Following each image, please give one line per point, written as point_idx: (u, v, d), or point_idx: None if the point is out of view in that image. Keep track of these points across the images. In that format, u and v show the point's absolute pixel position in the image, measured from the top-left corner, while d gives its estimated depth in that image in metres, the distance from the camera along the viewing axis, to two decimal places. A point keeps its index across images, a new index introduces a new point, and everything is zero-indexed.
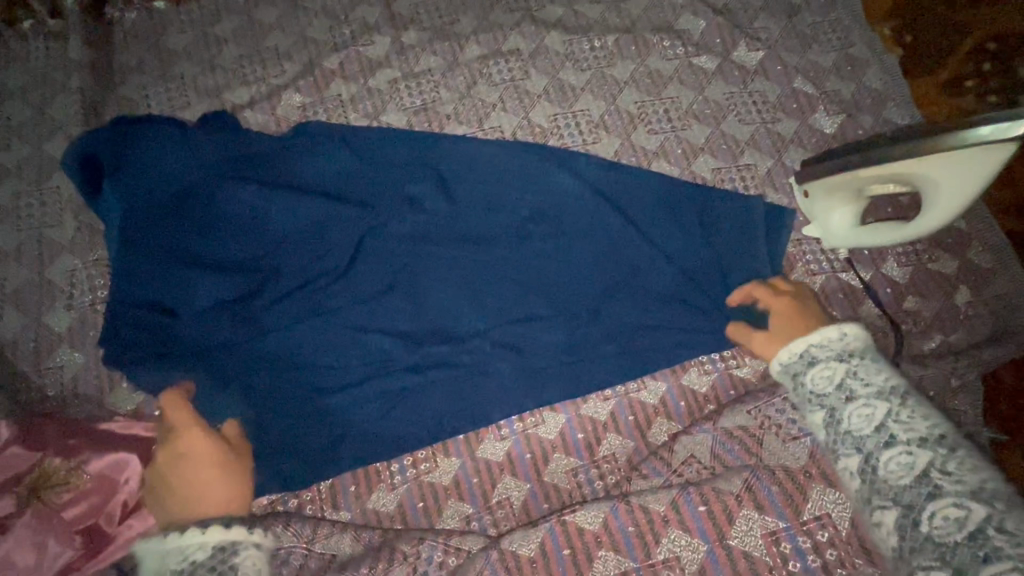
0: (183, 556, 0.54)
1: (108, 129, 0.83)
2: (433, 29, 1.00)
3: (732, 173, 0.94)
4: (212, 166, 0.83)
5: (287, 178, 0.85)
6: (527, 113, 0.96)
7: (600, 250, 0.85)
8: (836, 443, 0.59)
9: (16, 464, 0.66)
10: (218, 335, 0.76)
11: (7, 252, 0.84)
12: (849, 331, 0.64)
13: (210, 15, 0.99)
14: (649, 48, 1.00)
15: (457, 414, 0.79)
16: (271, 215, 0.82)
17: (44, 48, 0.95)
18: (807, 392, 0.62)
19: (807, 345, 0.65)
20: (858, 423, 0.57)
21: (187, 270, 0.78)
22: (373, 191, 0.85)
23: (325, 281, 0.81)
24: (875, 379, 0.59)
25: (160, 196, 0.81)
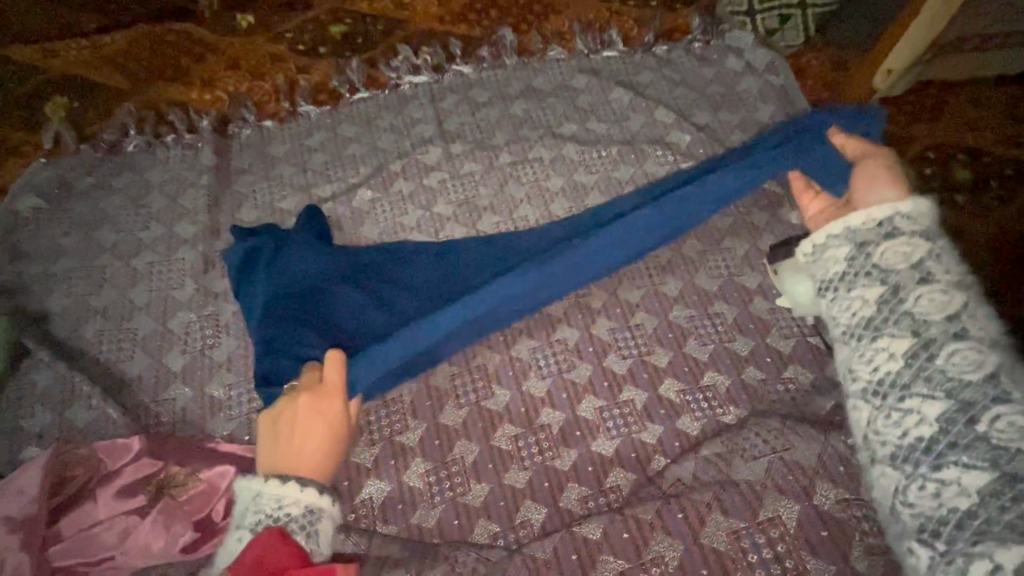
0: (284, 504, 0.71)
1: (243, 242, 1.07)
2: (475, 141, 1.28)
3: (715, 254, 1.15)
4: (330, 269, 1.02)
5: (389, 278, 1.04)
6: (548, 206, 1.20)
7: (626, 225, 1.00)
8: (880, 323, 0.69)
9: (146, 469, 0.85)
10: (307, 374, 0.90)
11: (140, 306, 1.08)
12: (931, 213, 0.74)
13: (304, 130, 1.29)
14: (646, 157, 1.26)
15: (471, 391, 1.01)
16: (378, 313, 0.98)
17: (180, 154, 1.25)
18: (874, 266, 0.71)
19: (894, 211, 0.74)
20: (925, 306, 0.66)
21: (299, 330, 0.93)
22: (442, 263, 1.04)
23: (397, 301, 1.00)
24: (953, 279, 0.69)
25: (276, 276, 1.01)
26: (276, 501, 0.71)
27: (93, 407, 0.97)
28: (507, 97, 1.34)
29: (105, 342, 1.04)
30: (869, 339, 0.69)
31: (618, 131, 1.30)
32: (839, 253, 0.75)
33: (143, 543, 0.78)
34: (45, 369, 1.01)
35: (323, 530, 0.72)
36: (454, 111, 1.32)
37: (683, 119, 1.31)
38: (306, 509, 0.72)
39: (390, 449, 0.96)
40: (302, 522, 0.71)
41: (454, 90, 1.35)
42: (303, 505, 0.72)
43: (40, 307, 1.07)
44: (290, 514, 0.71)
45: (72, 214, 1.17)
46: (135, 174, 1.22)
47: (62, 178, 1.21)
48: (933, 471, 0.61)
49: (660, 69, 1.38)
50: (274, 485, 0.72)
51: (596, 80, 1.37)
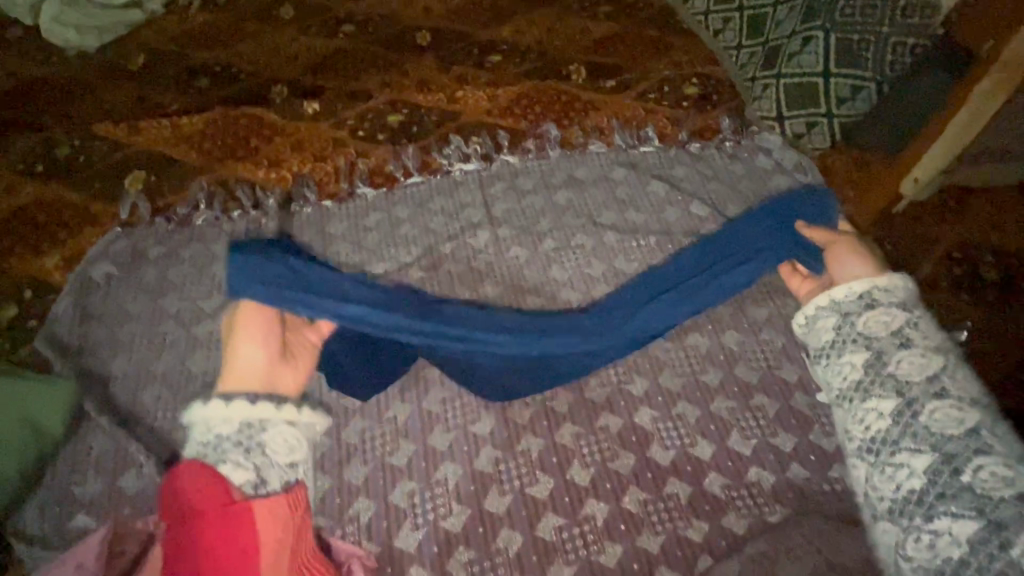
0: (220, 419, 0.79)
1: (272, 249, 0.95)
2: (520, 226, 1.35)
3: (754, 346, 1.18)
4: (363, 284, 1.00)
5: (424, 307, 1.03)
6: (591, 291, 1.25)
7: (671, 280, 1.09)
8: (872, 382, 0.77)
9: None
10: (281, 286, 0.89)
11: (196, 375, 1.12)
12: (909, 287, 0.85)
13: (361, 210, 1.38)
14: (683, 247, 1.32)
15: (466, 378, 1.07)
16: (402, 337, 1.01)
17: (244, 228, 1.33)
18: (858, 331, 0.82)
19: (876, 286, 0.85)
20: (903, 368, 0.76)
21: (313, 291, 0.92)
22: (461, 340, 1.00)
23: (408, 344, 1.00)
24: (933, 341, 0.79)
25: (278, 270, 0.90)
26: (205, 429, 0.79)
27: (144, 477, 0.99)
28: (550, 186, 1.43)
29: (161, 410, 1.08)
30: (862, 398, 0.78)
31: (656, 221, 1.37)
32: (829, 321, 0.86)
33: None
34: (102, 435, 1.04)
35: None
36: (501, 197, 1.40)
37: (718, 213, 1.38)
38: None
39: (434, 536, 0.96)
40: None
41: (501, 177, 1.44)
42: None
43: (102, 371, 1.12)
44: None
45: (141, 281, 1.25)
46: (202, 245, 1.30)
47: (135, 247, 1.29)
48: (928, 522, 0.66)
49: (694, 165, 1.47)
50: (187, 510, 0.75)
51: (634, 173, 1.46)
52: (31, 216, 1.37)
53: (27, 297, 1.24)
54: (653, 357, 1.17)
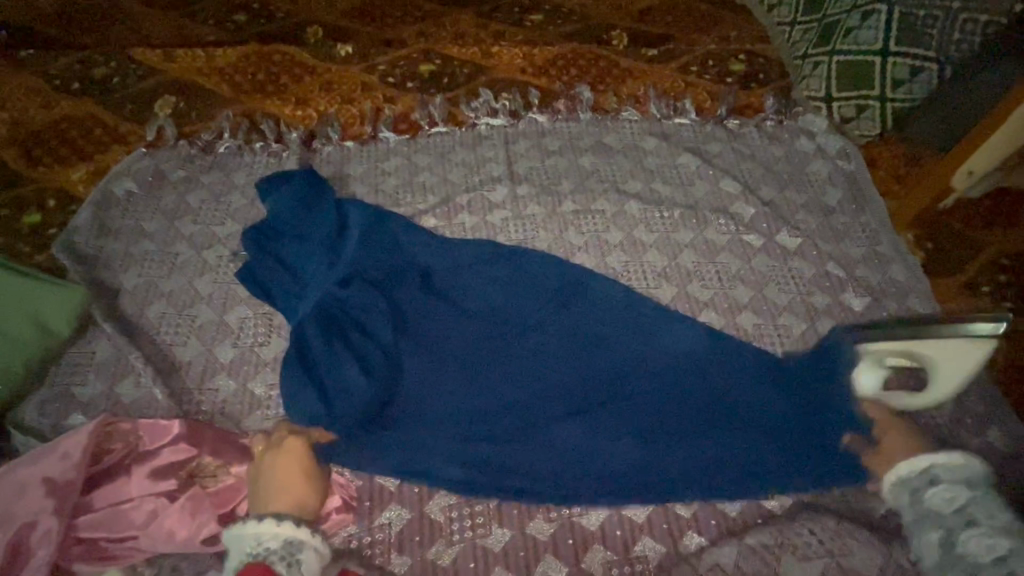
0: (259, 541, 0.75)
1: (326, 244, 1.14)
2: (541, 186, 1.31)
3: (770, 330, 1.13)
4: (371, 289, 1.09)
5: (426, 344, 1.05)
6: (605, 258, 1.21)
7: (658, 397, 1.00)
8: (927, 522, 0.80)
9: (182, 455, 0.86)
10: (301, 242, 1.14)
11: (202, 296, 1.13)
12: (973, 462, 0.82)
13: (382, 155, 1.36)
14: (708, 223, 1.27)
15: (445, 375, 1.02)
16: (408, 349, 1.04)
17: (266, 161, 1.33)
18: (925, 509, 0.80)
19: (929, 466, 0.82)
20: (936, 502, 0.80)
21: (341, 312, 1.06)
22: (438, 350, 1.05)
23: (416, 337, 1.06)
24: (999, 518, 0.76)
25: (317, 269, 1.11)
26: (254, 542, 0.75)
27: (141, 385, 1.01)
28: (577, 149, 1.38)
29: (164, 325, 1.09)
30: (926, 527, 0.79)
31: (682, 194, 1.31)
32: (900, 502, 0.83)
33: (164, 531, 0.79)
34: (105, 342, 1.05)
35: (305, 558, 0.75)
36: (524, 155, 1.36)
37: (749, 194, 1.31)
38: (285, 542, 0.75)
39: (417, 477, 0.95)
40: (283, 554, 0.74)
41: (527, 135, 1.40)
42: (281, 539, 0.75)
43: (113, 282, 1.14)
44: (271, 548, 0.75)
45: (159, 202, 1.26)
46: (222, 174, 1.31)
47: (157, 168, 1.30)
48: None
49: (729, 142, 1.41)
50: (252, 524, 0.76)
51: (666, 144, 1.40)
52: (63, 130, 1.39)
53: (51, 205, 1.26)
54: None
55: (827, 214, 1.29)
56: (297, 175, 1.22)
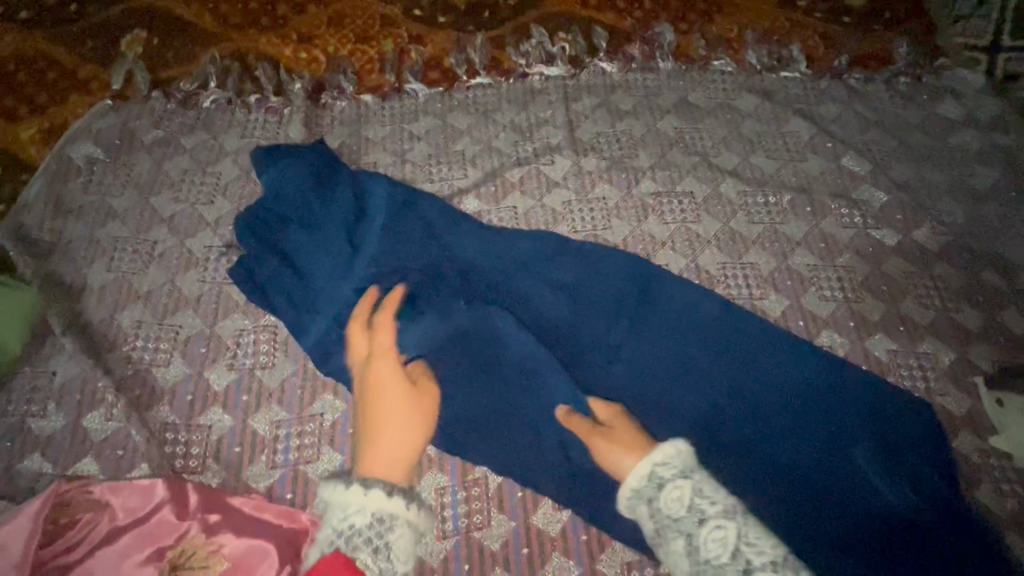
0: (345, 515, 0.60)
1: (347, 232, 0.89)
2: (612, 158, 1.03)
3: (910, 359, 0.88)
4: (404, 296, 0.85)
5: (473, 371, 0.83)
6: (697, 257, 0.95)
7: (757, 444, 0.81)
8: (661, 537, 0.58)
9: (163, 532, 0.66)
10: (318, 228, 0.89)
11: (188, 300, 0.89)
12: None
13: (410, 113, 1.07)
14: (826, 212, 0.99)
15: (498, 412, 0.81)
16: (452, 376, 0.82)
17: (263, 119, 1.05)
18: None
19: (651, 465, 0.60)
20: (673, 506, 0.58)
21: (360, 327, 0.83)
22: (496, 389, 0.82)
23: (459, 359, 0.83)
24: None
25: (332, 270, 0.86)
26: (342, 515, 0.60)
27: (113, 420, 0.80)
28: (657, 110, 1.09)
29: (141, 337, 0.86)
30: (665, 539, 0.58)
31: (792, 173, 1.03)
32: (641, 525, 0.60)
33: None
34: (67, 361, 0.83)
35: (396, 542, 0.59)
36: (590, 116, 1.07)
37: (879, 174, 1.02)
38: (373, 519, 0.59)
39: (463, 550, 0.75)
40: (370, 534, 0.59)
41: (592, 90, 1.10)
42: (370, 514, 0.59)
43: (76, 279, 0.90)
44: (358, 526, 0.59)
45: (130, 172, 1.00)
46: (208, 135, 1.04)
47: (128, 128, 1.03)
48: None
49: (850, 103, 1.10)
50: (342, 489, 0.61)
51: (769, 105, 1.10)
52: (10, 73, 1.11)
53: None
54: None
55: (979, 203, 1.01)
56: (298, 148, 0.97)
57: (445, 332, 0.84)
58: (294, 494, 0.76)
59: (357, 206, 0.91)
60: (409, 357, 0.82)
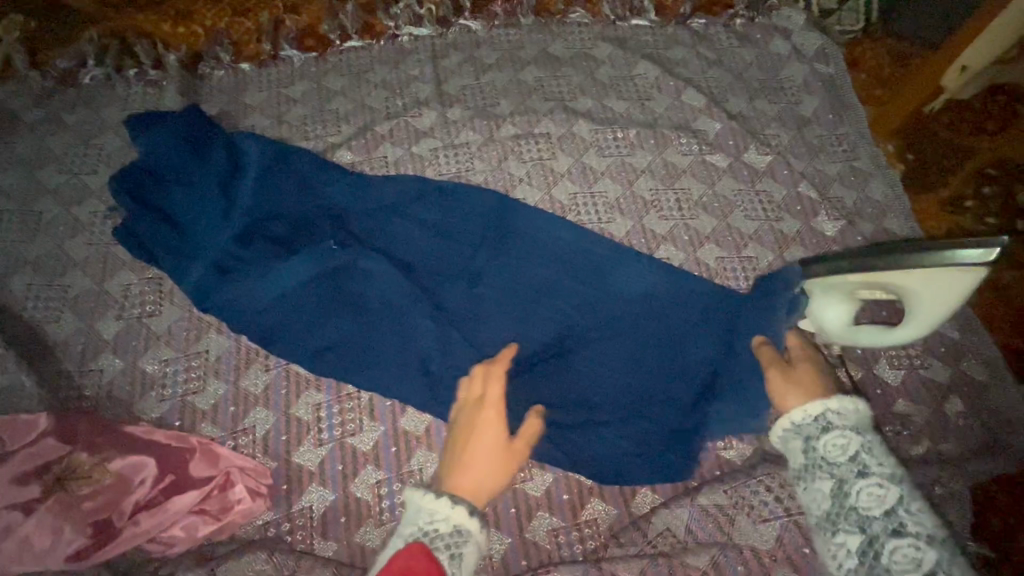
0: (433, 518, 0.67)
1: (221, 186, 0.97)
2: (475, 108, 1.12)
3: (735, 263, 1.01)
4: (277, 238, 0.94)
5: (341, 297, 0.90)
6: (551, 189, 1.05)
7: (601, 341, 0.91)
8: (809, 470, 0.69)
9: (48, 454, 0.73)
10: (194, 183, 0.97)
11: (76, 262, 0.96)
12: (863, 408, 0.71)
13: (286, 79, 1.14)
14: (668, 143, 1.11)
15: (364, 332, 0.89)
16: (321, 303, 0.90)
17: (143, 92, 1.11)
18: (819, 457, 0.68)
19: (828, 410, 0.70)
20: (833, 451, 0.68)
21: (236, 267, 0.92)
22: (363, 314, 0.90)
23: (327, 288, 0.91)
24: (885, 462, 0.66)
25: (207, 218, 0.94)
26: (429, 516, 0.67)
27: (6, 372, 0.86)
28: (518, 62, 1.18)
29: (32, 299, 0.92)
30: (813, 474, 0.68)
31: (639, 110, 1.14)
32: (792, 456, 0.72)
33: (22, 544, 0.67)
34: None
35: (466, 555, 0.66)
36: (456, 71, 1.16)
37: (716, 106, 1.14)
38: (455, 529, 0.66)
39: (338, 453, 0.84)
40: (450, 541, 0.66)
41: (459, 47, 1.19)
42: (452, 524, 0.67)
43: None
44: (439, 530, 0.66)
45: (14, 150, 1.04)
46: (90, 111, 1.09)
47: (8, 109, 1.08)
48: None
49: (694, 45, 1.21)
50: (430, 499, 0.68)
51: (621, 51, 1.20)
52: None
53: None
54: None
55: (802, 125, 1.13)
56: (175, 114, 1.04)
57: (312, 264, 0.91)
58: (182, 420, 0.85)
59: (231, 161, 0.99)
60: (279, 288, 0.90)
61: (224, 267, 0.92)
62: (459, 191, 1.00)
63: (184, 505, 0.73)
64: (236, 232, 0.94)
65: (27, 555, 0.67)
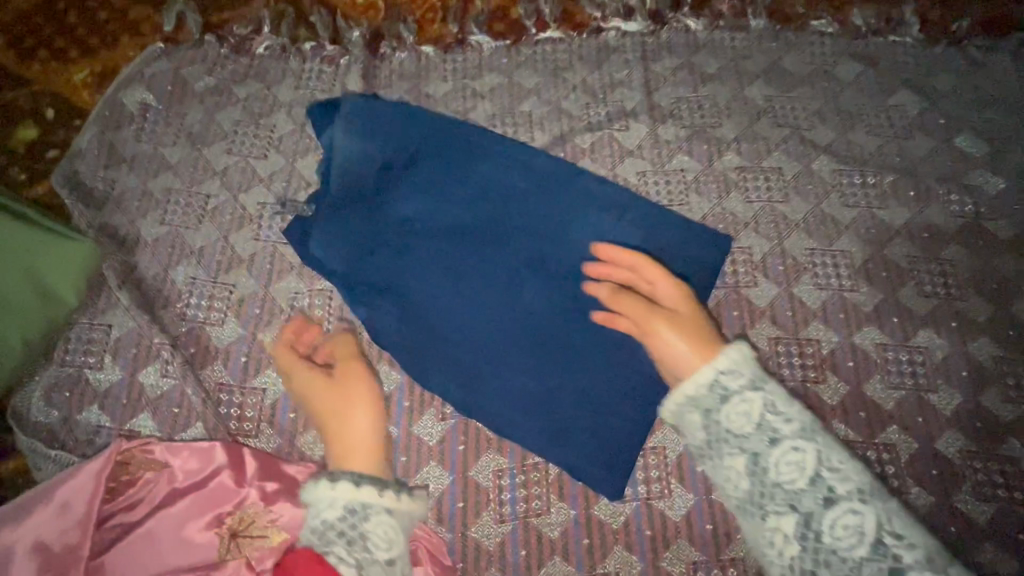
0: None
1: (376, 166, 0.81)
2: (692, 127, 0.94)
3: (1018, 368, 0.79)
4: (438, 238, 0.79)
5: (510, 323, 0.76)
6: (782, 240, 0.86)
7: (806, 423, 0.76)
8: (762, 503, 0.57)
9: (222, 499, 0.64)
10: (346, 157, 0.81)
11: (241, 258, 0.86)
12: (746, 350, 0.61)
13: (473, 68, 0.99)
14: (931, 198, 0.89)
15: (536, 369, 0.75)
16: (488, 328, 0.76)
17: (318, 70, 1.00)
18: (724, 431, 0.59)
19: (715, 373, 0.60)
20: (740, 422, 0.58)
21: (391, 270, 0.78)
22: (534, 347, 0.76)
23: (495, 310, 0.77)
24: (842, 465, 0.56)
25: (359, 204, 0.80)
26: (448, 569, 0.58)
27: (169, 378, 0.78)
28: (745, 74, 0.98)
29: (194, 296, 0.84)
30: (767, 504, 0.57)
31: (895, 151, 0.92)
32: (690, 434, 0.61)
33: None
34: (123, 314, 0.82)
35: None
36: (669, 79, 0.98)
37: (998, 156, 0.90)
38: (382, 533, 0.60)
39: (522, 536, 0.71)
40: None
41: (673, 50, 1.00)
42: None
43: (129, 231, 0.88)
44: None
45: (183, 122, 0.96)
46: (262, 84, 0.99)
47: (180, 74, 0.99)
48: None
49: (968, 75, 0.97)
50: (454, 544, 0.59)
51: (873, 74, 0.98)
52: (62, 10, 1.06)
53: (49, 117, 0.98)
54: (861, 351, 0.81)
55: None
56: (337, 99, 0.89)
57: (482, 279, 0.77)
58: None
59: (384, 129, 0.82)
60: (440, 305, 0.77)
61: (377, 267, 0.78)
62: (697, 233, 0.80)
63: None
64: (391, 228, 0.79)
65: None
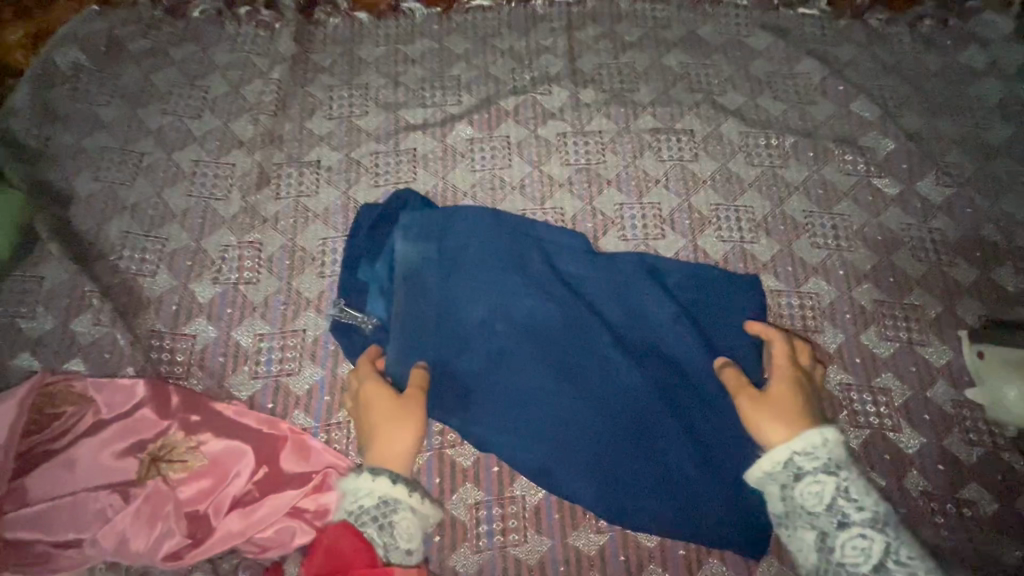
0: (356, 496, 0.61)
1: (412, 196, 0.87)
2: (611, 92, 0.99)
3: (896, 310, 0.87)
4: (453, 256, 0.82)
5: (503, 344, 0.78)
6: (690, 196, 0.93)
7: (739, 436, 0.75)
8: (791, 519, 0.64)
9: (143, 429, 0.68)
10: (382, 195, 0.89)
11: (174, 213, 0.89)
12: (830, 434, 0.63)
13: (405, 35, 1.03)
14: (828, 158, 0.96)
15: (519, 387, 0.77)
16: (478, 344, 0.78)
17: (254, 35, 1.03)
18: (796, 507, 0.63)
19: (790, 452, 0.63)
20: (810, 501, 0.62)
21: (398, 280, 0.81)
22: (523, 366, 0.77)
23: (496, 329, 0.78)
24: (866, 503, 0.61)
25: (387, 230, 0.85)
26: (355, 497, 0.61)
27: (101, 325, 0.81)
28: (663, 43, 1.04)
29: (128, 249, 0.87)
30: (794, 523, 0.63)
31: (797, 115, 0.99)
32: (771, 501, 0.65)
33: (120, 544, 0.61)
34: (55, 266, 0.84)
35: (399, 520, 0.60)
36: (592, 46, 1.03)
37: (889, 121, 0.98)
38: (378, 501, 0.60)
39: (436, 465, 0.77)
40: (377, 513, 0.60)
41: (597, 19, 1.06)
42: (376, 496, 0.60)
43: (62, 187, 0.90)
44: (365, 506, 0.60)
45: (118, 83, 0.98)
46: (197, 48, 1.01)
47: (118, 38, 1.02)
48: None
49: (868, 45, 1.04)
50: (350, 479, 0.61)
51: (782, 43, 1.04)
52: None
53: None
54: None
55: (990, 155, 0.96)
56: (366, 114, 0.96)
57: (486, 300, 0.79)
58: (275, 404, 0.78)
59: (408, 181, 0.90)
60: (438, 321, 0.78)
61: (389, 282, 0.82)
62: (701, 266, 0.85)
63: (278, 506, 0.66)
64: (405, 246, 0.82)
65: (126, 553, 0.61)
